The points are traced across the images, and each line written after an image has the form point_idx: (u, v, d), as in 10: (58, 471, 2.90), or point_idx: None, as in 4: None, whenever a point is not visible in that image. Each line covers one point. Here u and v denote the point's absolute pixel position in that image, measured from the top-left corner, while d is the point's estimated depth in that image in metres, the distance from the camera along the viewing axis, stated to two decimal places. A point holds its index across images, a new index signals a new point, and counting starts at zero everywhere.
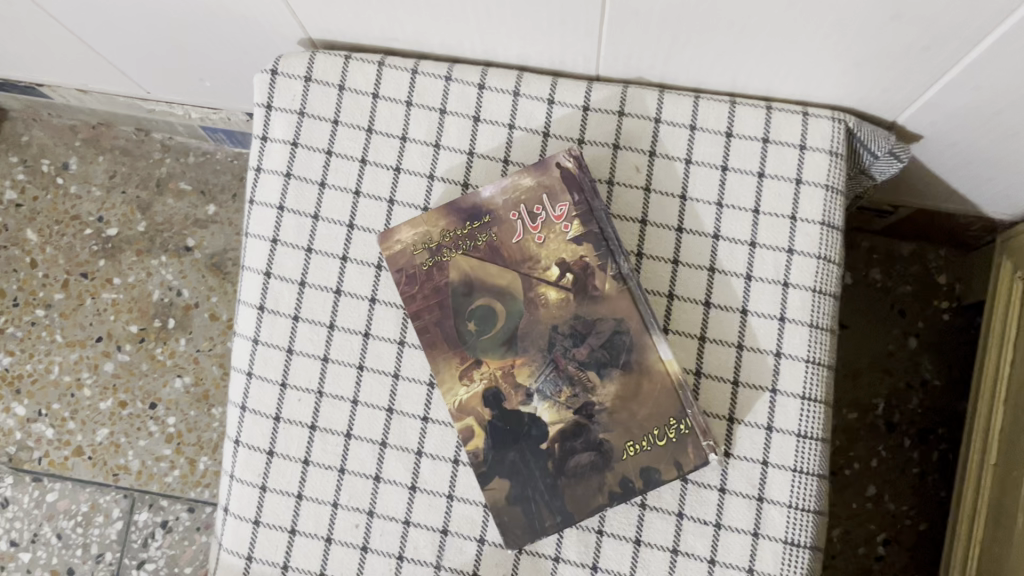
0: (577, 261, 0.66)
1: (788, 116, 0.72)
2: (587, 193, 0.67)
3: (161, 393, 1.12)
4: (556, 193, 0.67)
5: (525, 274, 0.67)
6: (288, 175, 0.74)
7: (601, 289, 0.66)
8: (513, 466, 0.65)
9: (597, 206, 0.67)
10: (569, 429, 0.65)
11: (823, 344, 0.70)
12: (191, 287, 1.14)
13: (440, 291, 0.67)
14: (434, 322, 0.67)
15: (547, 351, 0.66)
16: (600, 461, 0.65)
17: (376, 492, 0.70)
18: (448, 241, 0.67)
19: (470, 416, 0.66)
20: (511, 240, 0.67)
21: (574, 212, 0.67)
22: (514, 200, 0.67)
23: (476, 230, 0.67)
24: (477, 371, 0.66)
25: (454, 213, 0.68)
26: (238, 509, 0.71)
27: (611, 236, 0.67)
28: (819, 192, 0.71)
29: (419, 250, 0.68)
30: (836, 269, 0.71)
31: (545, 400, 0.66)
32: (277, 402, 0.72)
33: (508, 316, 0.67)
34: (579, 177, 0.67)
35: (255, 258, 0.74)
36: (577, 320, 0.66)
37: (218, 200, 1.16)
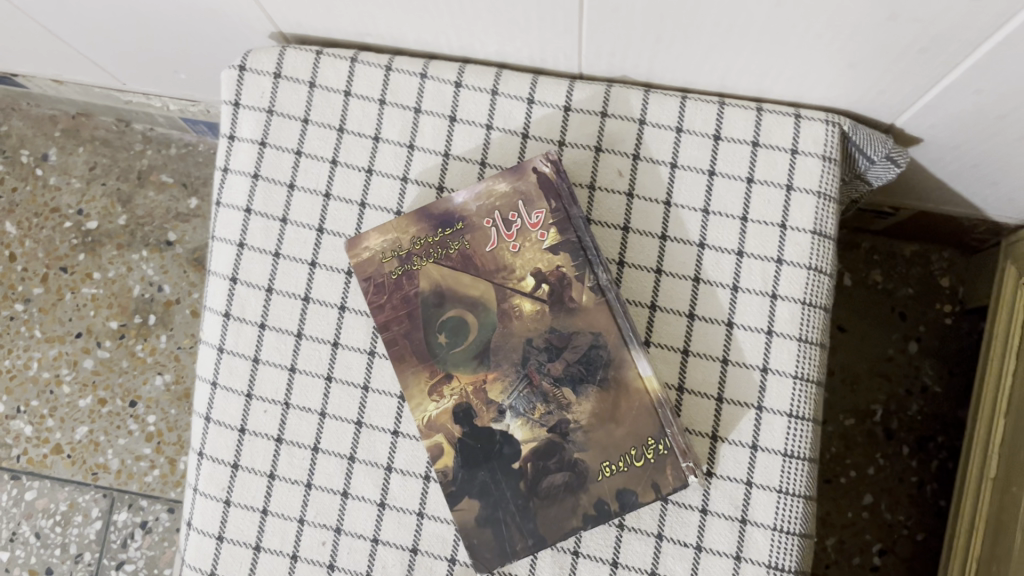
0: (553, 271, 0.63)
1: (779, 118, 0.68)
2: (565, 199, 0.64)
3: (141, 391, 1.10)
4: (532, 199, 0.64)
5: (499, 284, 0.64)
6: (256, 176, 0.71)
7: (578, 301, 0.63)
8: (484, 486, 0.62)
9: (575, 213, 0.64)
10: (543, 447, 0.62)
11: (812, 360, 0.66)
12: (172, 283, 1.12)
13: (409, 301, 0.64)
14: (403, 334, 0.64)
15: (521, 366, 0.63)
16: (574, 482, 0.62)
17: (344, 508, 0.67)
18: (418, 249, 0.64)
19: (439, 432, 0.63)
20: (485, 248, 0.64)
21: (551, 220, 0.64)
22: (488, 206, 0.64)
23: (448, 237, 0.64)
24: (447, 386, 0.63)
25: (425, 219, 0.64)
26: (201, 524, 0.69)
27: (590, 245, 0.63)
28: (811, 198, 0.67)
29: (388, 258, 0.64)
30: (828, 280, 0.68)
31: (518, 417, 0.62)
32: (242, 413, 0.69)
33: (480, 328, 0.63)
34: (556, 183, 0.64)
35: (221, 263, 0.71)
36: (553, 333, 0.63)
37: (201, 192, 1.13)
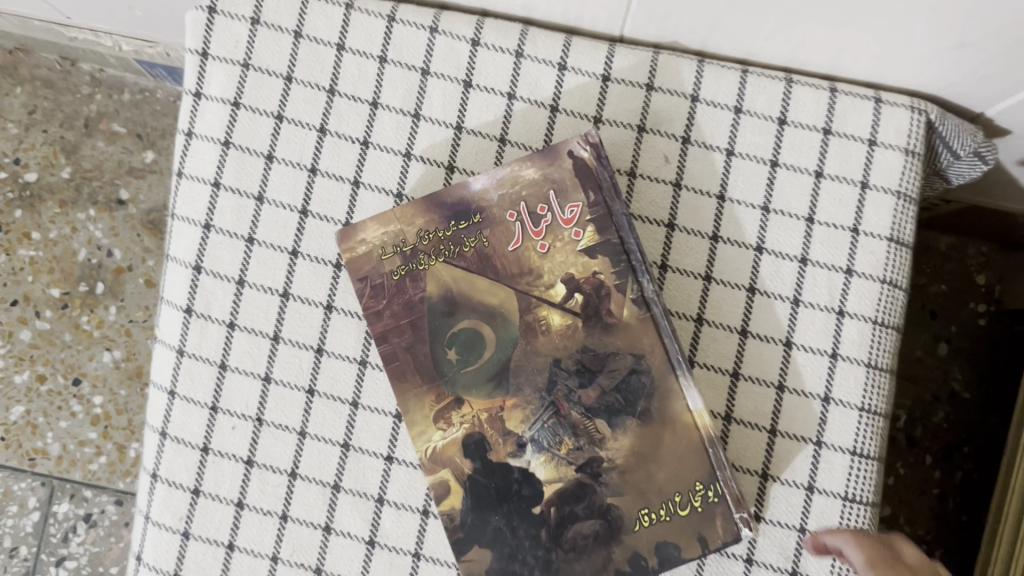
0: (589, 278, 0.53)
1: (856, 102, 0.57)
2: (607, 192, 0.53)
3: (86, 367, 0.98)
4: (566, 190, 0.53)
5: (523, 291, 0.53)
6: (226, 144, 0.59)
7: (617, 315, 0.52)
8: (497, 534, 0.52)
9: (617, 209, 0.53)
10: (569, 490, 0.52)
11: (880, 389, 0.57)
12: (123, 247, 0.99)
13: (413, 308, 0.53)
14: (404, 347, 0.53)
15: (546, 392, 0.52)
16: (606, 533, 0.52)
17: (325, 545, 0.57)
18: (426, 245, 0.53)
19: (446, 468, 0.53)
20: (507, 248, 0.53)
21: (589, 216, 0.53)
22: (512, 195, 0.53)
23: (463, 232, 0.53)
24: (457, 413, 0.53)
25: (435, 209, 0.53)
26: (153, 559, 0.57)
27: (633, 248, 0.53)
28: (888, 199, 0.57)
29: (388, 255, 0.53)
30: (902, 296, 0.58)
31: (541, 453, 0.52)
32: (205, 430, 0.58)
33: (499, 345, 0.53)
34: (597, 171, 0.53)
35: (182, 248, 0.59)
36: (586, 354, 0.52)
37: (158, 145, 1.00)
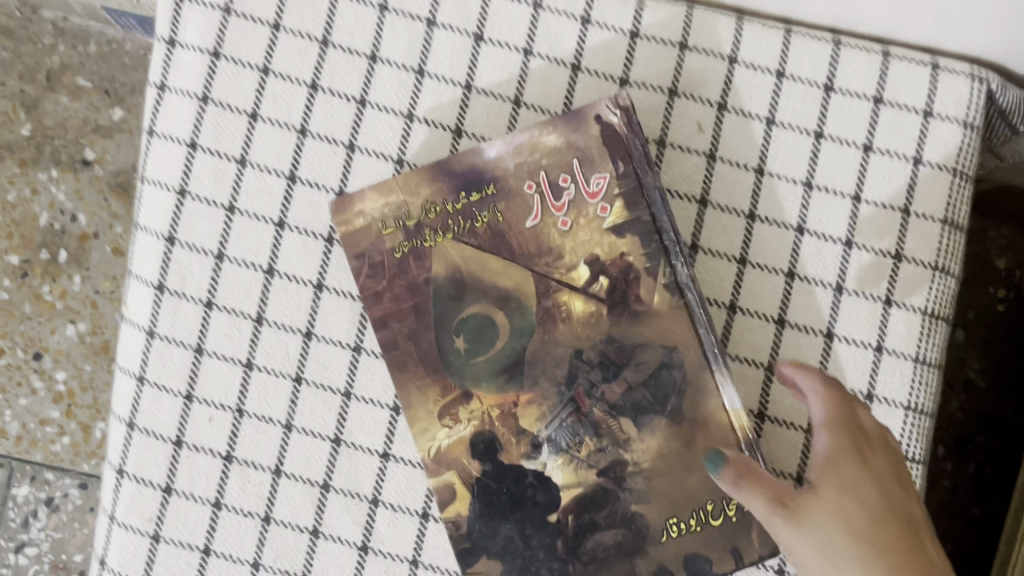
0: (615, 260, 0.47)
1: (911, 68, 0.52)
2: (638, 163, 0.47)
3: (48, 341, 0.90)
4: (592, 159, 0.47)
5: (542, 273, 0.47)
6: (204, 100, 0.52)
7: (647, 302, 0.47)
8: (508, 544, 0.47)
9: (649, 182, 0.47)
10: (589, 496, 0.47)
11: (929, 386, 0.52)
12: (88, 212, 0.91)
13: (418, 290, 0.47)
14: (407, 334, 0.47)
15: (565, 386, 0.47)
16: (629, 544, 0.47)
17: (313, 551, 0.51)
18: (433, 219, 0.47)
19: (451, 469, 0.47)
20: (524, 224, 0.47)
21: (617, 189, 0.47)
22: (530, 164, 0.47)
23: (475, 205, 0.47)
24: (465, 409, 0.47)
25: (444, 178, 0.47)
26: (118, 564, 0.51)
27: (666, 226, 0.47)
28: (943, 177, 0.51)
29: (390, 229, 0.47)
30: (954, 284, 0.52)
31: (559, 454, 0.47)
32: (178, 421, 0.52)
33: (513, 332, 0.47)
34: (627, 139, 0.47)
35: (153, 217, 0.52)
36: (610, 345, 0.47)
37: (127, 102, 0.92)
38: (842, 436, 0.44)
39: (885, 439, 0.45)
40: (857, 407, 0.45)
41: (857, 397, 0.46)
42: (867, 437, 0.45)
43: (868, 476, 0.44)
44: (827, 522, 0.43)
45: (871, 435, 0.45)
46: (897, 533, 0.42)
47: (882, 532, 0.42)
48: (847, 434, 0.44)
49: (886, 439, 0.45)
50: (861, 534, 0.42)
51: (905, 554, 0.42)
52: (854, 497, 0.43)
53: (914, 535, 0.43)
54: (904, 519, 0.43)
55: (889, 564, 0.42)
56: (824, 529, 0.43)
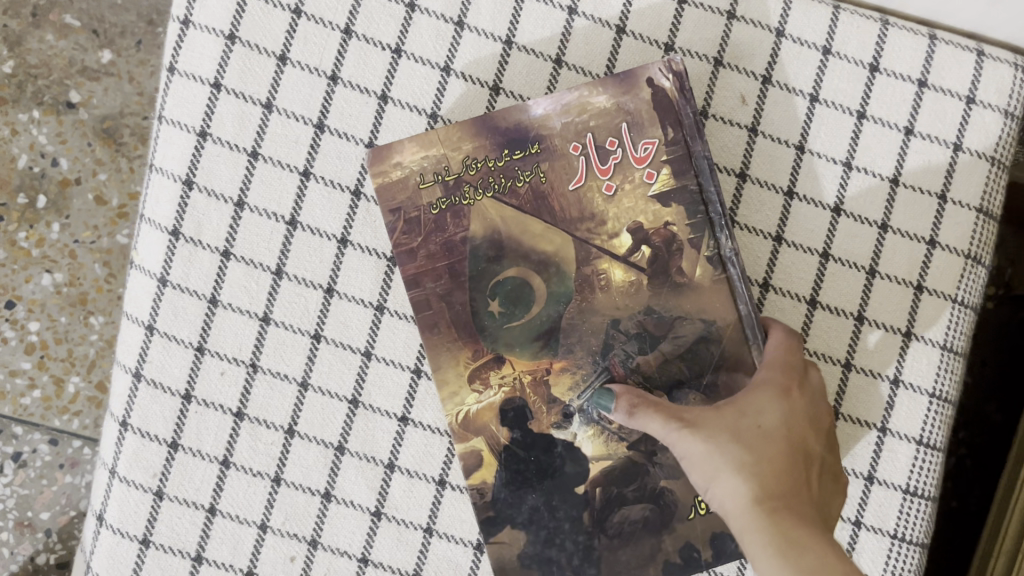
0: (658, 229, 0.46)
1: (956, 53, 0.51)
2: (688, 130, 0.46)
3: (21, 290, 0.79)
4: (641, 123, 0.46)
5: (582, 238, 0.46)
6: (232, 39, 0.49)
7: (688, 274, 0.46)
8: (534, 515, 0.46)
9: (698, 150, 0.46)
10: (620, 469, 0.46)
11: (953, 375, 0.51)
12: (70, 156, 0.81)
13: (453, 250, 0.46)
14: (439, 294, 0.46)
15: (600, 356, 0.46)
16: (657, 519, 0.46)
17: (323, 515, 0.49)
18: (472, 175, 0.46)
19: (478, 436, 0.46)
20: (568, 186, 0.46)
21: (665, 156, 0.46)
22: (578, 125, 0.46)
23: (518, 163, 0.46)
24: (496, 374, 0.46)
25: (488, 134, 0.46)
26: (118, 519, 0.49)
27: (713, 195, 0.46)
28: (982, 165, 0.51)
29: (428, 182, 0.46)
30: (984, 274, 0.52)
31: (590, 425, 0.46)
32: (188, 373, 0.49)
33: (551, 299, 0.46)
34: (679, 105, 0.46)
35: (171, 157, 0.49)
36: (649, 317, 0.46)
37: (117, 45, 0.82)
38: (771, 370, 0.44)
39: (815, 383, 0.45)
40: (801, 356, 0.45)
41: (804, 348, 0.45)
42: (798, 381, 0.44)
43: (782, 410, 0.43)
44: (723, 434, 0.42)
45: (803, 377, 0.44)
46: (788, 459, 0.43)
47: (772, 457, 0.42)
48: (780, 373, 0.44)
49: (814, 383, 0.45)
50: (751, 453, 0.42)
51: (786, 475, 0.42)
52: (757, 421, 0.43)
53: (800, 467, 0.43)
54: (798, 452, 0.43)
55: (767, 479, 0.42)
56: (717, 440, 0.42)
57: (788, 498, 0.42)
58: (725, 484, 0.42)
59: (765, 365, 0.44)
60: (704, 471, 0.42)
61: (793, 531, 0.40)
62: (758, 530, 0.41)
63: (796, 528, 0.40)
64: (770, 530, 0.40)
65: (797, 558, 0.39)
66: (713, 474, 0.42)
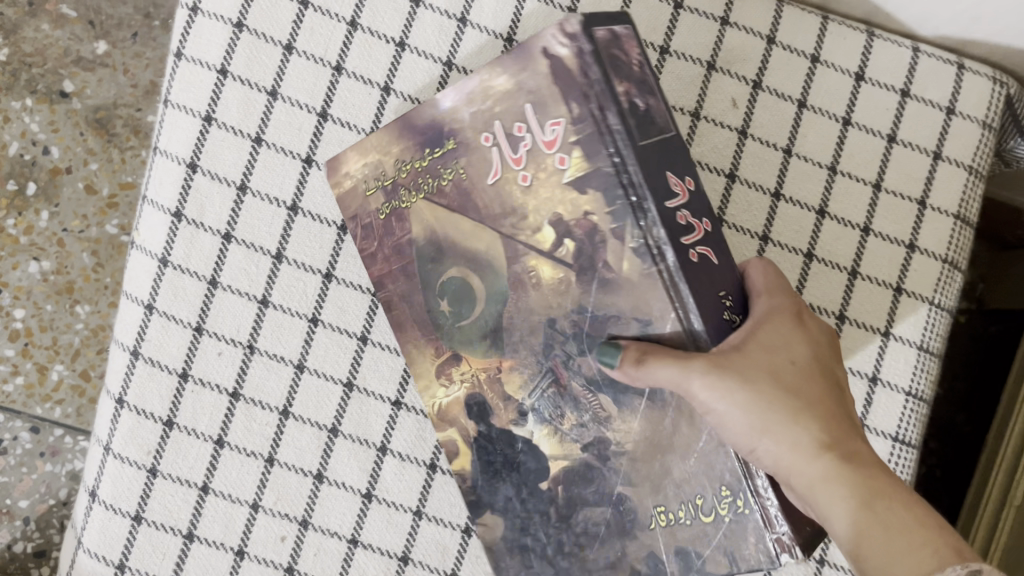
0: (578, 219, 0.41)
1: (939, 65, 0.53)
2: (596, 99, 0.39)
3: (7, 278, 0.81)
4: (544, 101, 0.41)
5: (508, 235, 0.43)
6: (239, 26, 0.51)
7: (615, 269, 0.40)
8: (508, 504, 0.48)
9: (612, 124, 0.39)
10: (578, 469, 0.45)
11: (929, 375, 0.53)
12: (62, 146, 0.83)
13: (404, 252, 0.47)
14: (401, 296, 0.48)
15: (543, 356, 0.44)
16: (617, 523, 0.45)
17: (315, 496, 0.50)
18: (404, 178, 0.46)
19: (452, 427, 0.48)
20: (484, 180, 0.43)
21: (573, 136, 0.40)
22: (484, 114, 0.43)
23: (438, 161, 0.44)
24: (457, 370, 0.47)
25: (407, 135, 0.46)
26: (110, 495, 0.50)
27: (633, 178, 0.39)
28: (960, 174, 0.53)
29: (371, 190, 0.47)
30: (960, 279, 0.54)
31: (543, 424, 0.45)
32: (186, 353, 0.50)
33: (489, 297, 0.45)
34: (578, 76, 0.39)
35: (176, 141, 0.50)
36: (582, 316, 0.42)
37: (113, 37, 0.83)
38: (773, 301, 0.42)
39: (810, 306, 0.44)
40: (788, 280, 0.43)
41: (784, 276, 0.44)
42: (798, 306, 0.43)
43: (801, 337, 0.42)
44: (761, 375, 0.40)
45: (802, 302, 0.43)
46: (825, 388, 0.42)
47: (812, 392, 0.41)
48: (785, 302, 0.42)
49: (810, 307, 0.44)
50: (792, 390, 0.41)
51: (836, 414, 0.41)
52: (785, 353, 0.41)
53: (837, 395, 0.42)
54: (829, 380, 0.42)
55: (819, 417, 0.41)
56: (758, 382, 0.40)
57: (842, 432, 0.41)
58: (782, 434, 0.40)
59: (761, 291, 0.42)
60: (756, 423, 0.40)
61: (863, 473, 0.40)
62: (829, 476, 0.40)
63: (863, 469, 0.40)
64: (847, 472, 0.40)
65: (882, 509, 0.39)
66: (768, 428, 0.40)
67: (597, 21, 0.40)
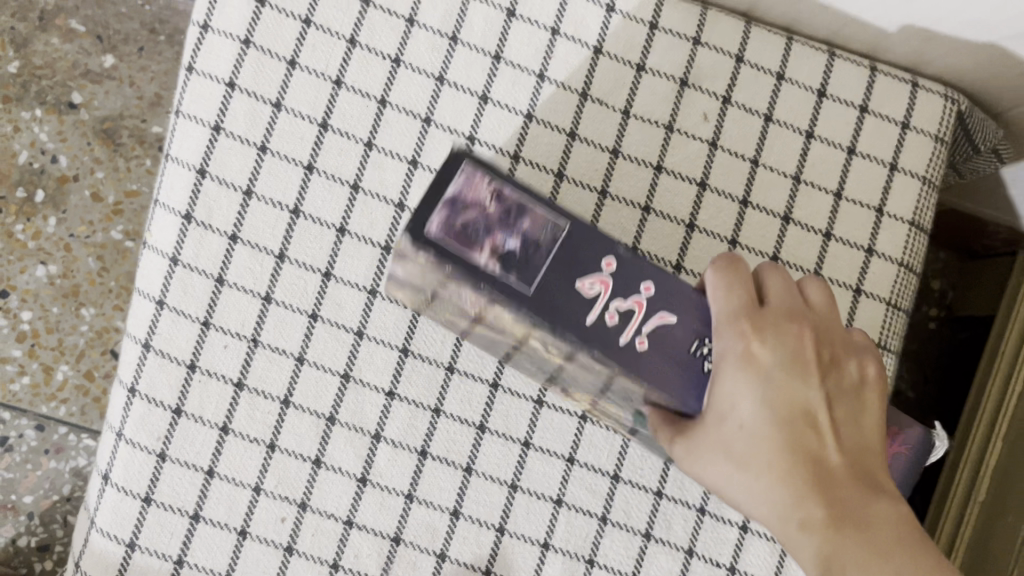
0: (551, 341, 0.41)
1: (894, 84, 0.58)
2: (475, 276, 0.39)
3: (15, 280, 0.86)
4: (449, 280, 0.40)
5: (521, 336, 0.43)
6: (246, 43, 0.55)
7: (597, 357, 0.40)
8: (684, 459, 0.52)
9: (511, 280, 0.39)
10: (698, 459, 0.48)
11: (887, 371, 0.57)
12: (70, 155, 0.88)
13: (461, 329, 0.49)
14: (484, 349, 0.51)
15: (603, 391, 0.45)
16: None
17: (313, 480, 0.54)
18: (427, 303, 0.47)
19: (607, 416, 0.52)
20: (471, 312, 0.43)
21: (491, 297, 0.39)
22: (425, 282, 0.43)
23: (437, 299, 0.45)
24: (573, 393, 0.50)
25: (399, 281, 0.46)
26: (122, 478, 0.53)
27: (556, 320, 0.39)
28: (914, 184, 0.58)
29: (411, 303, 0.50)
30: (915, 281, 0.58)
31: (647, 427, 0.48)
32: (194, 346, 0.54)
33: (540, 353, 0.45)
34: (451, 262, 0.39)
35: (185, 148, 0.54)
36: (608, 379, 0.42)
37: (119, 51, 0.89)
38: (722, 355, 0.41)
39: (769, 329, 0.42)
40: (734, 314, 0.42)
41: (731, 300, 0.42)
42: (750, 342, 0.41)
43: (755, 390, 0.42)
44: (717, 450, 0.42)
45: (752, 335, 0.42)
46: (787, 438, 0.42)
47: (771, 451, 0.42)
48: (730, 352, 0.41)
49: (772, 329, 0.42)
50: (750, 456, 0.42)
51: (798, 462, 0.42)
52: (736, 420, 0.42)
53: (802, 440, 0.42)
54: (793, 420, 0.42)
55: (780, 474, 0.42)
56: (715, 460, 0.42)
57: (807, 484, 0.42)
58: (751, 500, 0.43)
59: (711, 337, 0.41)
60: (730, 488, 0.43)
61: (823, 531, 0.42)
62: (794, 535, 0.42)
63: (823, 527, 0.42)
64: (811, 539, 0.42)
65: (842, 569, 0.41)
66: (739, 494, 0.43)
67: (422, 220, 0.39)
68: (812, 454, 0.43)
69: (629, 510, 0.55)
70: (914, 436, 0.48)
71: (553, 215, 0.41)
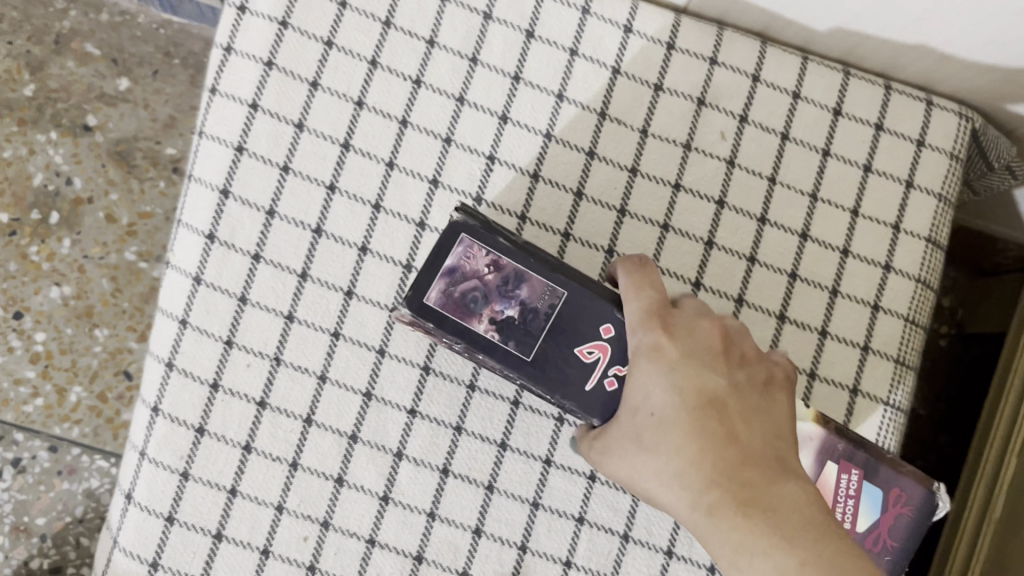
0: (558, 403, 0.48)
1: (908, 102, 0.58)
2: (480, 343, 0.47)
3: (30, 301, 0.87)
4: (460, 346, 0.48)
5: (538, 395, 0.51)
6: (269, 64, 0.55)
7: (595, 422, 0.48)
8: None
9: (511, 348, 0.47)
10: None
11: (906, 386, 0.57)
12: (84, 176, 0.88)
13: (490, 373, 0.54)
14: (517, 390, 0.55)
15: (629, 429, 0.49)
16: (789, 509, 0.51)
17: (336, 498, 0.54)
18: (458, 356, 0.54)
19: None
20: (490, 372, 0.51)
21: (497, 362, 0.47)
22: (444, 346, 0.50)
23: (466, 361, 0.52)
24: None
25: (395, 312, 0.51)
26: (145, 497, 0.53)
27: (555, 383, 0.47)
28: (929, 201, 0.58)
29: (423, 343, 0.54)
30: (932, 298, 0.58)
31: None
32: (217, 364, 0.54)
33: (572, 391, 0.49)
34: (456, 329, 0.47)
35: (209, 168, 0.55)
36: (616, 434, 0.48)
37: (134, 73, 0.90)
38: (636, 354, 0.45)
39: (680, 326, 0.46)
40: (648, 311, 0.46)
41: (652, 301, 0.46)
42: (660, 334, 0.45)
43: (663, 379, 0.44)
44: (629, 444, 0.44)
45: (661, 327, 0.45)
46: (692, 425, 0.43)
47: (675, 439, 0.43)
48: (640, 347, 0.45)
49: (683, 325, 0.46)
50: (657, 446, 0.43)
51: (704, 448, 0.43)
52: (644, 410, 0.44)
53: (709, 426, 0.43)
54: (701, 409, 0.44)
55: (688, 463, 0.43)
56: (626, 454, 0.44)
57: (714, 470, 0.42)
58: (662, 493, 0.43)
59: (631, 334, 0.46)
60: (645, 487, 0.44)
61: (727, 516, 0.41)
62: (702, 525, 0.42)
63: (729, 513, 0.41)
64: (719, 527, 0.41)
65: (749, 561, 0.40)
66: (651, 490, 0.44)
67: (423, 290, 0.46)
68: (722, 440, 0.43)
69: (650, 527, 0.55)
70: (918, 497, 0.51)
71: (552, 286, 0.48)
